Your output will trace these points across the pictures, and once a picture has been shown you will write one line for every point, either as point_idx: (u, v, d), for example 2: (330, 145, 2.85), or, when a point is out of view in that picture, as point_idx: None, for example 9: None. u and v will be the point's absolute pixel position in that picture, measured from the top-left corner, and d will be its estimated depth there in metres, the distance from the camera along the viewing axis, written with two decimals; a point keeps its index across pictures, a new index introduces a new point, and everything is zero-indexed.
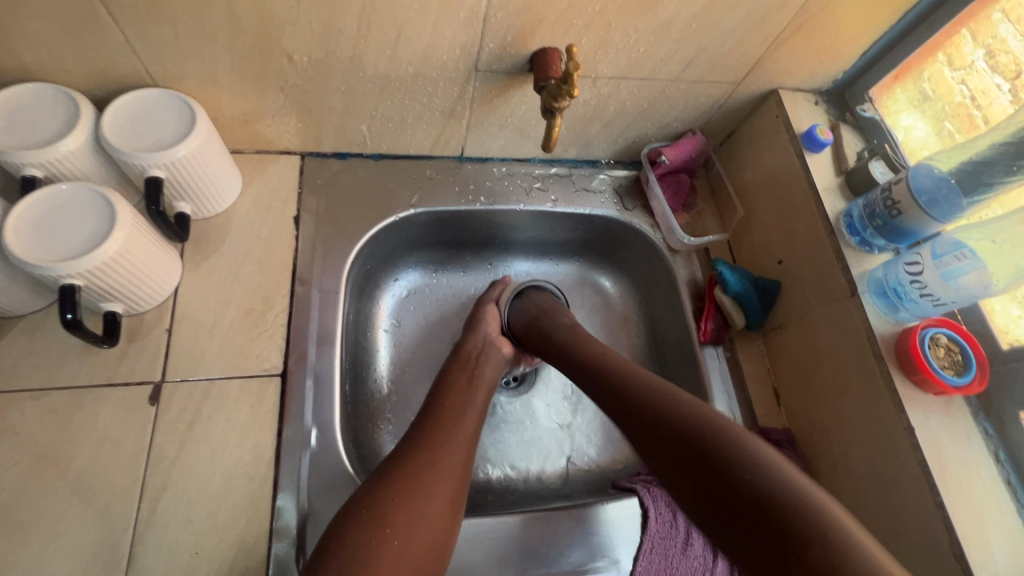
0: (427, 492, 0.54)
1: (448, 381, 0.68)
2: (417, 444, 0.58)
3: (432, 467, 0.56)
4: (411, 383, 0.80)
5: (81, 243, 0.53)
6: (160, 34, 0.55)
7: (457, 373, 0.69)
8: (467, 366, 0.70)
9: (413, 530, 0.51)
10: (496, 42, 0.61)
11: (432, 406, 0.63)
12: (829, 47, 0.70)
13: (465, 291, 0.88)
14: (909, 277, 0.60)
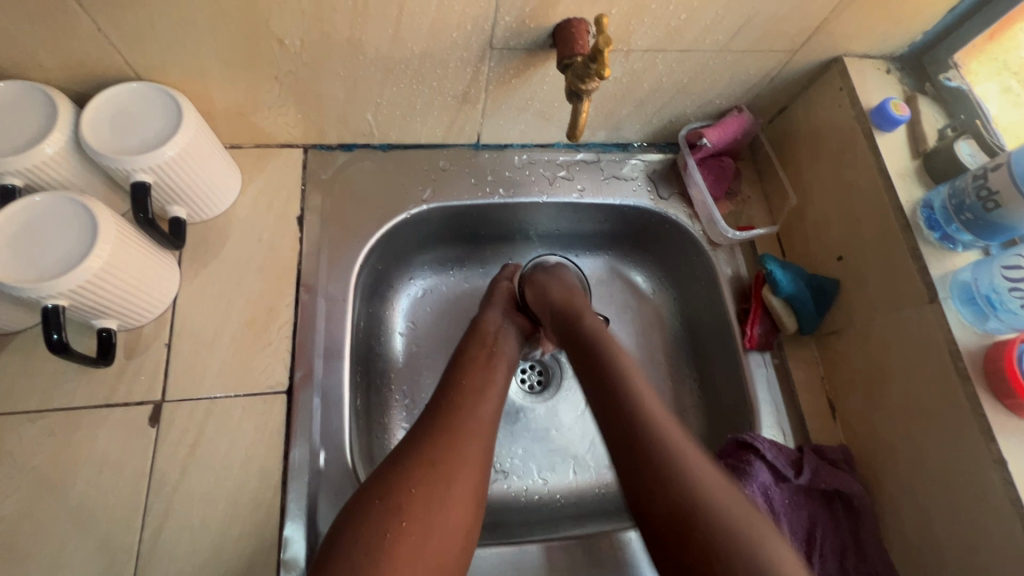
0: (448, 482, 0.49)
1: (466, 358, 0.62)
2: (436, 426, 0.52)
3: (451, 453, 0.50)
4: (426, 389, 0.74)
5: (63, 260, 0.49)
6: (136, 22, 0.49)
7: (476, 350, 0.63)
8: (485, 341, 0.64)
9: (433, 521, 0.46)
10: (512, 14, 0.53)
11: (450, 384, 0.58)
12: (908, 4, 0.59)
13: (483, 287, 0.81)
14: (1008, 284, 0.51)
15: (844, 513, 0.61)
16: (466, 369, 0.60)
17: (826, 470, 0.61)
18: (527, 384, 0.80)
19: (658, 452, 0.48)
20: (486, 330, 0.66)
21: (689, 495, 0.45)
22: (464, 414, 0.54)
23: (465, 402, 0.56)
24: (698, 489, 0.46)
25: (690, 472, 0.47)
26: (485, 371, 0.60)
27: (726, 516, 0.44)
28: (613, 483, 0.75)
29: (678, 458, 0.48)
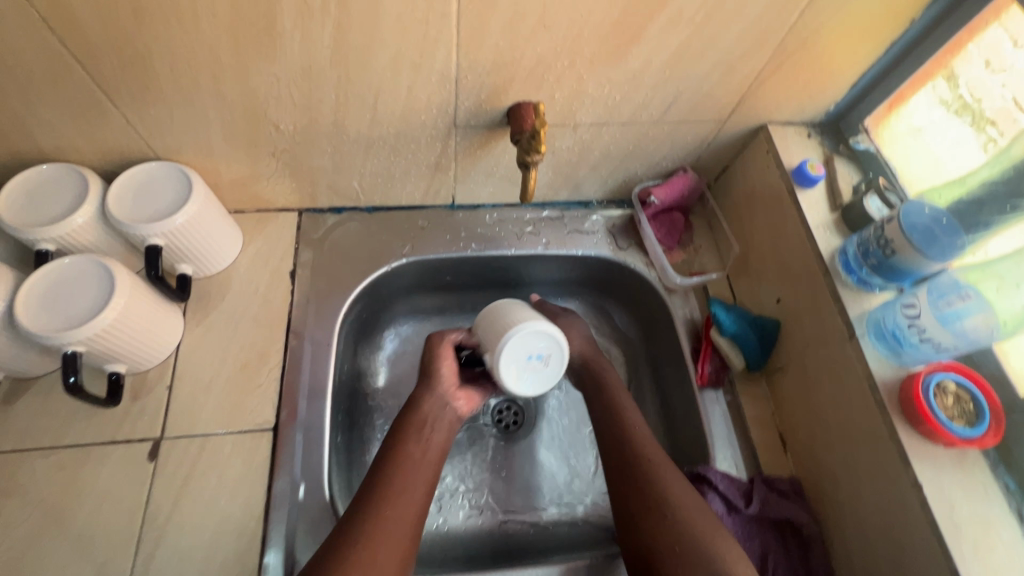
0: (384, 534, 0.53)
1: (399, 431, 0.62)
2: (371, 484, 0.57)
3: (392, 510, 0.55)
4: None
5: (83, 312, 0.57)
6: (156, 115, 0.59)
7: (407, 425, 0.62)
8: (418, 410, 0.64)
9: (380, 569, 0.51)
10: (470, 100, 0.63)
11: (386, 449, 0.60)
12: (814, 82, 0.68)
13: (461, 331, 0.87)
14: (908, 320, 0.57)
15: (796, 544, 0.64)
16: (406, 429, 0.61)
17: (774, 499, 0.65)
18: (503, 424, 0.85)
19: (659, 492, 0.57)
20: (434, 407, 0.64)
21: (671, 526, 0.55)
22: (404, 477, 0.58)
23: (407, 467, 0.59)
24: (684, 527, 0.55)
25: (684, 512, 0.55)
26: (426, 439, 0.62)
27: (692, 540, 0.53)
28: (583, 518, 0.79)
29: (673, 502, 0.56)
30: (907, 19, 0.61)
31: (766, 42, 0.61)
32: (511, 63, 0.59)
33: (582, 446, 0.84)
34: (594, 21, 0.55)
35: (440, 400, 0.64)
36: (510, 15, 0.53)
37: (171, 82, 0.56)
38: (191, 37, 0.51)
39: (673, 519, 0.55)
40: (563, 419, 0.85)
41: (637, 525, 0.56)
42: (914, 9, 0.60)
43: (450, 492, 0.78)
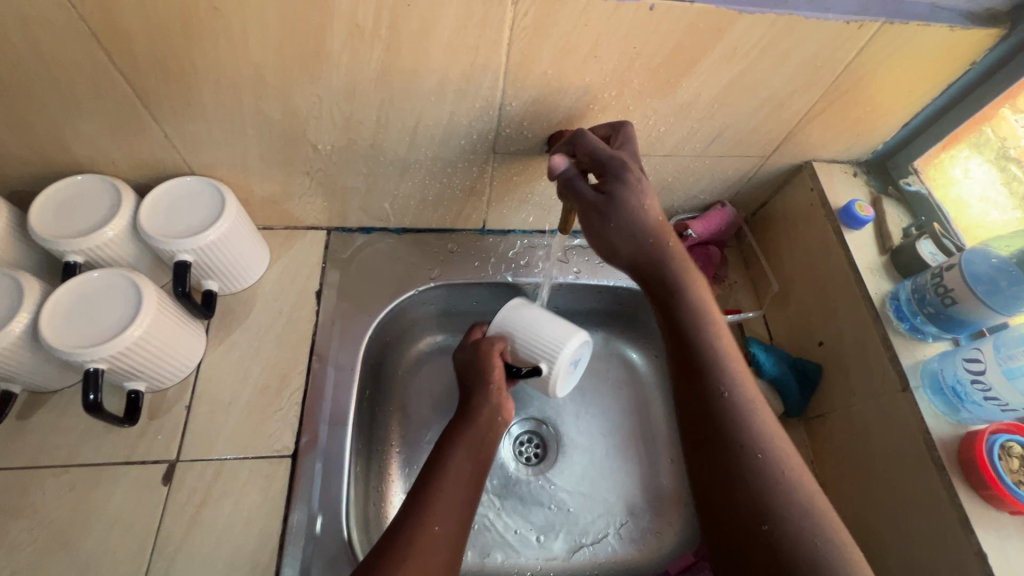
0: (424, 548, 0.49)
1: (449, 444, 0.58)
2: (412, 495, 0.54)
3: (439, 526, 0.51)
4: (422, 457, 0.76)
5: (109, 328, 0.56)
6: (195, 131, 0.59)
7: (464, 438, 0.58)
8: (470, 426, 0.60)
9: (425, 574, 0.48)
10: (512, 127, 0.62)
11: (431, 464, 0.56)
12: (865, 120, 0.66)
13: None
14: (970, 377, 0.54)
15: None
16: (459, 428, 0.59)
17: None
18: (524, 456, 0.82)
19: (750, 453, 0.51)
20: (486, 407, 0.61)
21: (778, 521, 0.48)
22: (453, 484, 0.54)
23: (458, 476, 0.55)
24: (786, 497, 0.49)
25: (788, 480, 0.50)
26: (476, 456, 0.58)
27: (806, 532, 0.47)
28: (605, 562, 0.75)
29: (778, 483, 0.49)
30: (967, 62, 0.59)
31: (820, 80, 0.59)
32: (558, 91, 0.58)
33: (606, 484, 0.80)
34: (646, 54, 0.54)
35: (493, 408, 0.61)
36: (562, 44, 0.52)
37: (213, 99, 0.55)
38: (238, 56, 0.50)
39: (774, 501, 0.49)
40: (587, 455, 0.82)
41: (726, 479, 0.51)
42: (975, 52, 0.58)
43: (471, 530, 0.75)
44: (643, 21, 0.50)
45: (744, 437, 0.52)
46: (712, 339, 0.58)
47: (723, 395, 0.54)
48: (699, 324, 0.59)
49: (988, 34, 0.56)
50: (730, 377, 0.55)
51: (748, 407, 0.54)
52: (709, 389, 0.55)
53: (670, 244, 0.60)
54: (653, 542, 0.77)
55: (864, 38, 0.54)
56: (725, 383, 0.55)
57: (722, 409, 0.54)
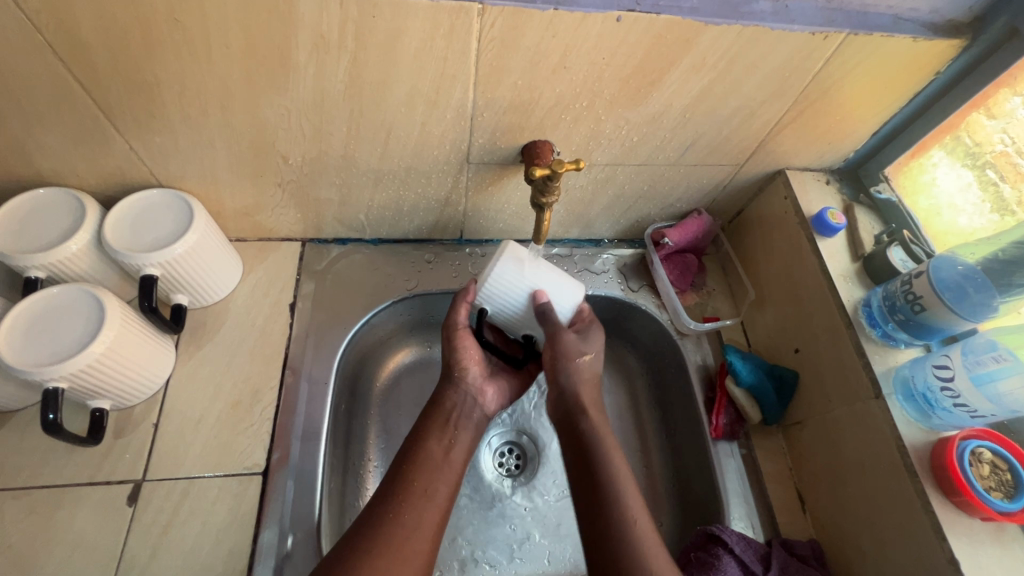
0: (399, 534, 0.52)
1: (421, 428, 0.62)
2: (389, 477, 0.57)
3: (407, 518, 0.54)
4: None
5: (69, 346, 0.54)
6: (161, 143, 0.58)
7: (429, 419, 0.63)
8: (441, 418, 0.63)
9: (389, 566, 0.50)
10: (485, 137, 0.61)
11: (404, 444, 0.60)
12: (835, 129, 0.67)
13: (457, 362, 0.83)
14: (940, 383, 0.55)
15: None
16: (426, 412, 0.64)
17: (794, 565, 0.61)
18: (504, 468, 0.81)
19: (643, 570, 0.49)
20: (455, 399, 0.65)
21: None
22: (427, 524, 0.54)
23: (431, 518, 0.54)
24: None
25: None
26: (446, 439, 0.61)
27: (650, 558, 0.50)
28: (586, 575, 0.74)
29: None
30: (931, 72, 0.60)
31: (788, 90, 0.60)
32: (529, 102, 0.57)
33: None
34: (616, 64, 0.54)
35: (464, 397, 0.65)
36: (530, 56, 0.52)
37: (178, 111, 0.54)
38: (201, 67, 0.50)
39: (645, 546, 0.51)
40: None
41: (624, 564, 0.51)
42: (938, 62, 0.59)
43: (451, 544, 0.74)
44: (610, 32, 0.51)
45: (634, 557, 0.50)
46: (615, 472, 0.56)
47: (630, 519, 0.52)
48: (600, 447, 0.58)
49: (950, 45, 0.56)
50: (625, 502, 0.54)
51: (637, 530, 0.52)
52: (609, 513, 0.53)
53: (588, 391, 0.63)
54: None
55: (828, 50, 0.55)
56: (628, 507, 0.53)
57: (608, 544, 0.51)
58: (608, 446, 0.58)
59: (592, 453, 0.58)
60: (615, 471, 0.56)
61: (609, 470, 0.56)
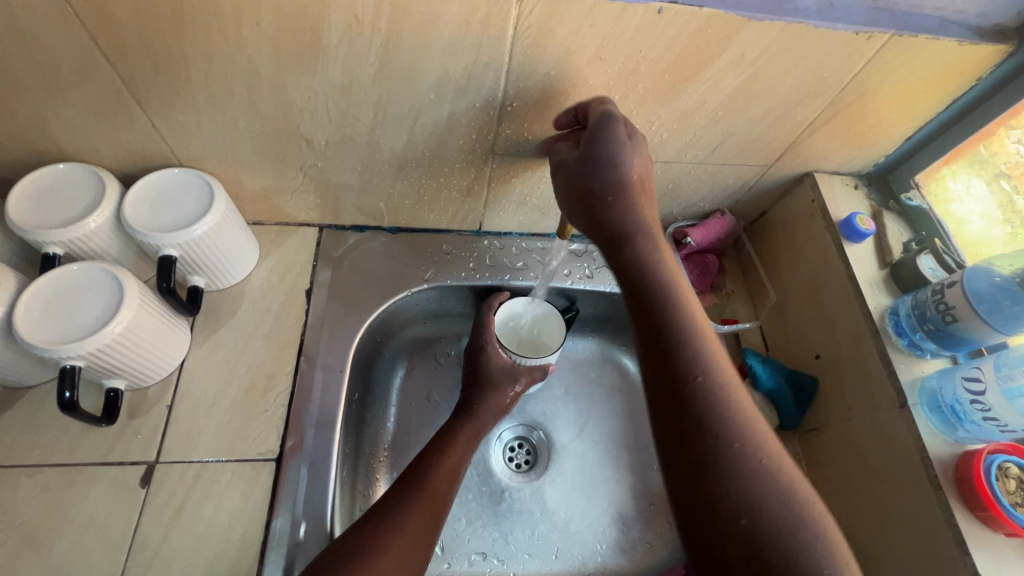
0: (389, 536, 0.53)
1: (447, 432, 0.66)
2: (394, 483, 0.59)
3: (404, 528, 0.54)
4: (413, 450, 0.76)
5: (88, 324, 0.53)
6: (184, 122, 0.57)
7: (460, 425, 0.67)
8: (472, 422, 0.68)
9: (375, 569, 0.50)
10: (513, 127, 0.60)
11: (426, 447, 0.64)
12: (869, 132, 0.65)
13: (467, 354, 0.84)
14: (970, 396, 0.54)
15: None
16: (457, 423, 0.67)
17: None
18: (514, 462, 0.81)
19: (724, 442, 0.46)
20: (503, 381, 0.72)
21: (761, 512, 0.44)
22: (414, 522, 0.55)
23: (422, 514, 0.55)
24: (770, 484, 0.45)
25: (767, 469, 0.45)
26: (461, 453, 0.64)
27: (751, 466, 0.46)
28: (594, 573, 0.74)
29: (756, 470, 0.45)
30: (972, 78, 0.58)
31: (825, 91, 0.58)
32: (560, 93, 0.56)
33: (598, 493, 0.79)
34: (652, 58, 0.53)
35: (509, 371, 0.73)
36: (566, 45, 0.51)
37: (204, 89, 0.53)
38: (230, 44, 0.48)
39: (743, 448, 0.46)
40: (577, 461, 0.81)
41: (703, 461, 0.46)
42: (981, 67, 0.57)
43: (459, 538, 0.74)
44: (650, 24, 0.49)
45: (721, 424, 0.47)
46: (693, 337, 0.51)
47: (697, 380, 0.49)
48: (665, 291, 0.53)
49: (996, 50, 0.55)
50: (704, 366, 0.49)
51: (720, 392, 0.48)
52: (679, 373, 0.49)
53: (642, 208, 0.56)
54: (644, 550, 0.76)
55: (870, 51, 0.54)
56: (700, 367, 0.49)
57: (681, 406, 0.48)
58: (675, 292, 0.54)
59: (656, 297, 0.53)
60: (689, 329, 0.52)
61: (678, 325, 0.52)
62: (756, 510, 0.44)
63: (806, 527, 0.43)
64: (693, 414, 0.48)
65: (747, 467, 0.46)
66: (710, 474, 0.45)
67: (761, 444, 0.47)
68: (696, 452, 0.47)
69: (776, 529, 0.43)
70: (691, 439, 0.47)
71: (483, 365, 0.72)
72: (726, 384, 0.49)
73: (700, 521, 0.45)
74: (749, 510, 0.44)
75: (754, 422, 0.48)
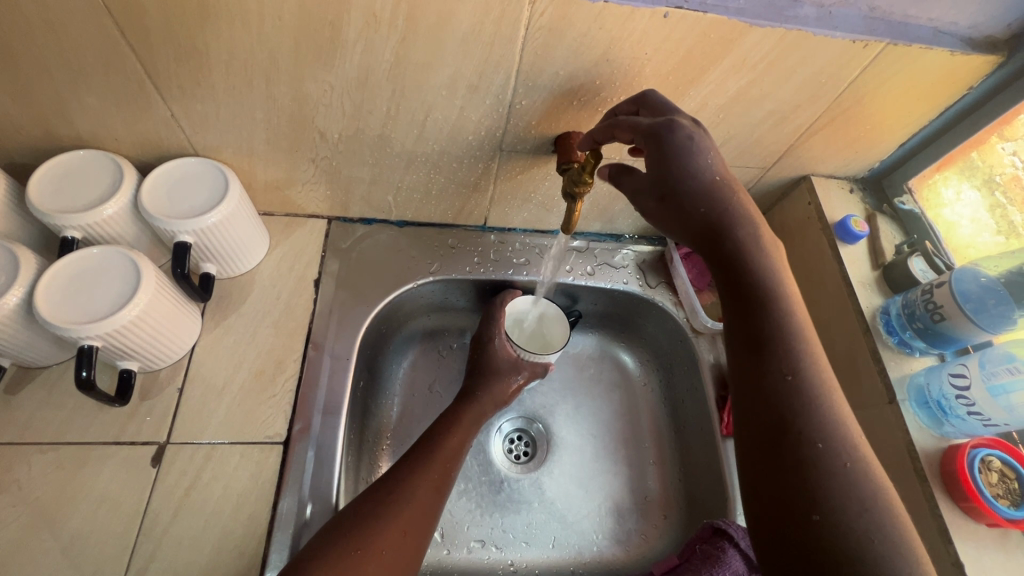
0: (391, 517, 0.54)
1: (450, 416, 0.68)
2: (398, 466, 0.60)
3: (405, 511, 0.55)
4: (414, 438, 0.78)
5: (105, 306, 0.55)
6: (202, 112, 0.58)
7: (464, 410, 0.69)
8: (475, 408, 0.69)
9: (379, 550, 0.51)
10: (521, 124, 0.62)
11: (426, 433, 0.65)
12: (864, 138, 0.68)
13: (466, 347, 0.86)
14: (955, 391, 0.56)
15: None
16: (459, 410, 0.69)
17: None
18: (514, 454, 0.82)
19: (808, 443, 0.46)
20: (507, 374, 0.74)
21: (837, 515, 0.43)
22: (416, 503, 0.56)
23: (426, 496, 0.57)
24: (851, 486, 0.44)
25: (850, 474, 0.45)
26: (462, 440, 0.65)
27: (837, 469, 0.45)
28: (591, 563, 0.76)
29: (841, 474, 0.45)
30: (964, 86, 0.61)
31: (823, 96, 0.60)
32: (569, 92, 0.58)
33: (595, 486, 0.81)
34: (657, 60, 0.55)
35: (512, 363, 0.75)
36: (576, 46, 0.53)
37: (224, 80, 0.55)
38: (252, 36, 0.50)
39: (828, 450, 0.45)
40: (576, 455, 0.83)
41: (784, 459, 0.46)
42: (973, 77, 0.59)
43: (458, 525, 0.75)
44: (656, 28, 0.51)
45: (809, 424, 0.46)
46: (791, 333, 0.50)
47: (786, 378, 0.48)
48: (769, 285, 0.51)
49: (986, 60, 0.57)
50: (797, 365, 0.49)
51: (810, 395, 0.48)
52: (768, 369, 0.49)
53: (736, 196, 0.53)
54: (640, 541, 0.78)
55: (867, 58, 0.56)
56: (791, 367, 0.48)
57: (767, 403, 0.48)
58: (780, 288, 0.51)
59: (755, 291, 0.51)
60: (790, 325, 0.50)
61: (776, 322, 0.50)
62: (834, 513, 0.43)
63: (885, 538, 0.42)
64: (781, 412, 0.47)
65: (832, 469, 0.45)
66: (784, 474, 0.45)
67: (851, 448, 0.46)
68: (777, 452, 0.46)
69: (853, 538, 0.42)
70: (775, 436, 0.47)
71: (488, 356, 0.75)
72: (821, 386, 0.48)
73: (776, 516, 0.45)
74: (823, 508, 0.43)
75: (846, 422, 0.47)
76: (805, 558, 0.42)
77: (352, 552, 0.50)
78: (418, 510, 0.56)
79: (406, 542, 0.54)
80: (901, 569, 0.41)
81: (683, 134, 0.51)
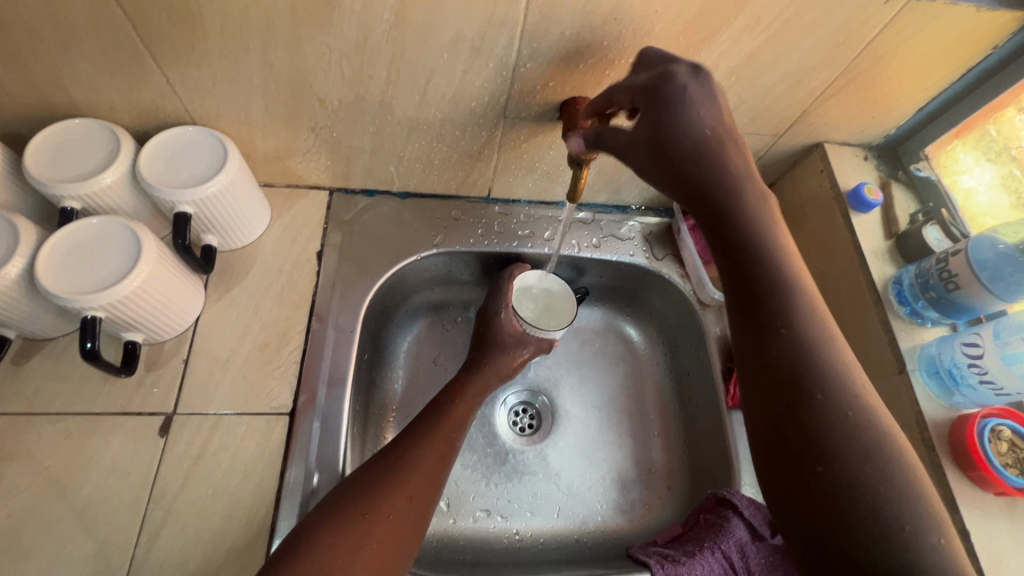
0: (396, 483, 0.54)
1: (457, 388, 0.68)
2: (404, 434, 0.60)
3: (411, 478, 0.55)
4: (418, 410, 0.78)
5: (107, 277, 0.55)
6: (198, 78, 0.57)
7: (470, 382, 0.69)
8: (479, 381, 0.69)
9: (384, 514, 0.52)
10: (525, 89, 0.60)
11: (430, 404, 0.65)
12: (881, 102, 0.65)
13: (470, 322, 0.85)
14: (968, 360, 0.55)
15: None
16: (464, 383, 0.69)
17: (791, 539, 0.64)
18: (518, 426, 0.83)
19: (808, 396, 0.45)
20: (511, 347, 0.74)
21: (842, 468, 0.42)
22: (422, 470, 0.56)
23: (431, 463, 0.57)
24: (859, 437, 0.43)
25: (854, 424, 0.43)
26: (466, 411, 0.65)
27: (841, 419, 0.43)
28: (595, 532, 0.77)
29: (845, 426, 0.43)
30: (988, 45, 0.58)
31: (840, 58, 0.58)
32: (575, 54, 0.56)
33: (599, 458, 0.81)
34: (668, 19, 0.52)
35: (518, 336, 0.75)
36: (582, 4, 0.51)
37: (218, 44, 0.53)
38: None
39: (833, 401, 0.44)
40: (580, 428, 0.83)
41: (786, 413, 0.45)
42: (999, 35, 0.57)
43: (463, 494, 0.76)
44: None
45: (812, 375, 0.45)
46: (792, 285, 0.48)
47: (782, 331, 0.47)
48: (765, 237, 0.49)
49: (1014, 16, 0.55)
50: (796, 315, 0.47)
51: (808, 346, 0.46)
52: (765, 324, 0.48)
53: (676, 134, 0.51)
54: (643, 512, 0.78)
55: (888, 15, 0.53)
56: (788, 318, 0.47)
57: (765, 360, 0.47)
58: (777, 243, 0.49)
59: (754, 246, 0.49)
60: (788, 279, 0.48)
61: (770, 274, 0.48)
62: (841, 465, 0.42)
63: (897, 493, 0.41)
64: (785, 371, 0.46)
65: (836, 421, 0.43)
66: (787, 426, 0.44)
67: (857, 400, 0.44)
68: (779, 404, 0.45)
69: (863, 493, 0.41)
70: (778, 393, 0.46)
71: (495, 329, 0.75)
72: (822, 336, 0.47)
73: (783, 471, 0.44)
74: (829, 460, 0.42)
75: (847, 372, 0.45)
76: (818, 514, 0.42)
77: (357, 515, 0.51)
78: (423, 476, 0.56)
79: (412, 508, 0.54)
80: (913, 525, 0.40)
81: (678, 86, 0.50)
